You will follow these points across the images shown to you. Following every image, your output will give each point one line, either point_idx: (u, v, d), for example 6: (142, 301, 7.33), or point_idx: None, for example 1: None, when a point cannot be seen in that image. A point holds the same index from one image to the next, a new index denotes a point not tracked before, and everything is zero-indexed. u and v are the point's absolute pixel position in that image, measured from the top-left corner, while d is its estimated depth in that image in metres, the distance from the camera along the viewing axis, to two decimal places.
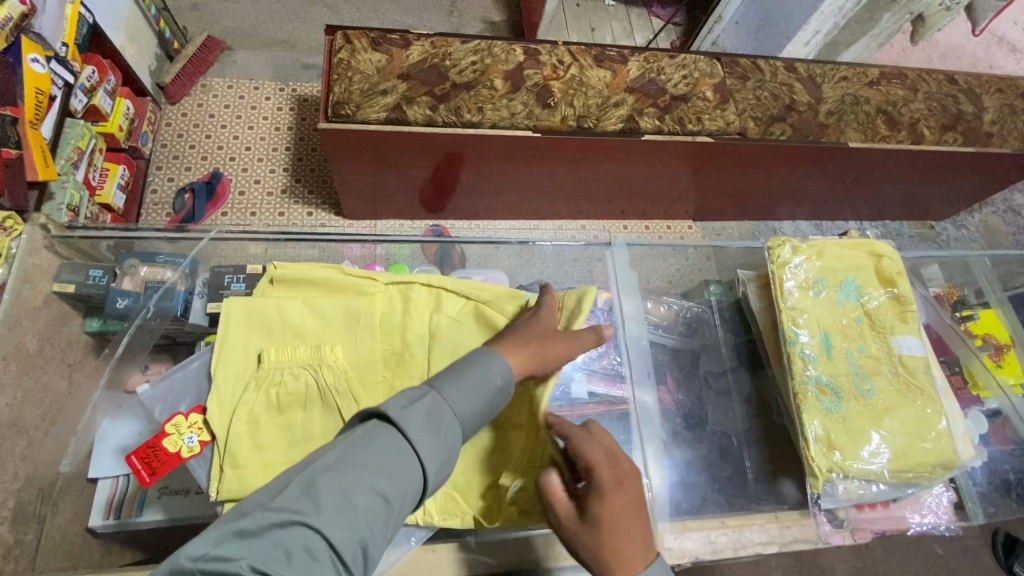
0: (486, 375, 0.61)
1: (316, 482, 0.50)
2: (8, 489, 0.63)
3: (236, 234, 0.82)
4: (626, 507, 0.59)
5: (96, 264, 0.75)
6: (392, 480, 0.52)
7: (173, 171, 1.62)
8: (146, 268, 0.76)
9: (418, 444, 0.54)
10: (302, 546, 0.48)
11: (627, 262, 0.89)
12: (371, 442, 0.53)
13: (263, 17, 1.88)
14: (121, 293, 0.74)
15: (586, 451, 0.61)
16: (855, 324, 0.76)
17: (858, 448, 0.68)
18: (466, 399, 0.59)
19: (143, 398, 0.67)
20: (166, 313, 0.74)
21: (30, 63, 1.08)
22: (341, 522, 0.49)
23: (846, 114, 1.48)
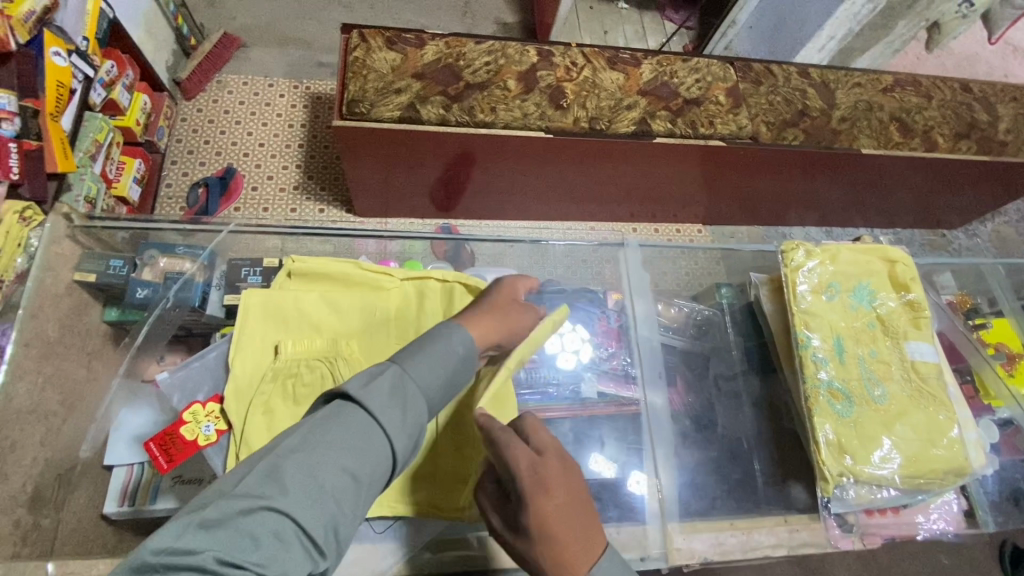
0: (448, 346, 0.61)
1: (281, 466, 0.50)
2: (27, 473, 0.64)
3: (254, 227, 0.84)
4: (559, 515, 0.57)
5: (116, 254, 0.75)
6: (359, 458, 0.52)
7: (187, 165, 1.64)
8: (164, 260, 0.78)
9: (383, 419, 0.54)
10: (269, 530, 0.47)
11: (640, 264, 0.90)
12: (335, 420, 0.53)
13: (279, 15, 1.90)
14: (141, 283, 0.75)
15: (510, 457, 0.59)
16: (867, 328, 0.76)
17: (869, 453, 0.68)
18: (431, 373, 0.59)
19: (160, 385, 0.69)
20: (184, 303, 0.76)
21: (52, 56, 1.10)
22: (308, 502, 0.49)
23: (860, 120, 1.47)
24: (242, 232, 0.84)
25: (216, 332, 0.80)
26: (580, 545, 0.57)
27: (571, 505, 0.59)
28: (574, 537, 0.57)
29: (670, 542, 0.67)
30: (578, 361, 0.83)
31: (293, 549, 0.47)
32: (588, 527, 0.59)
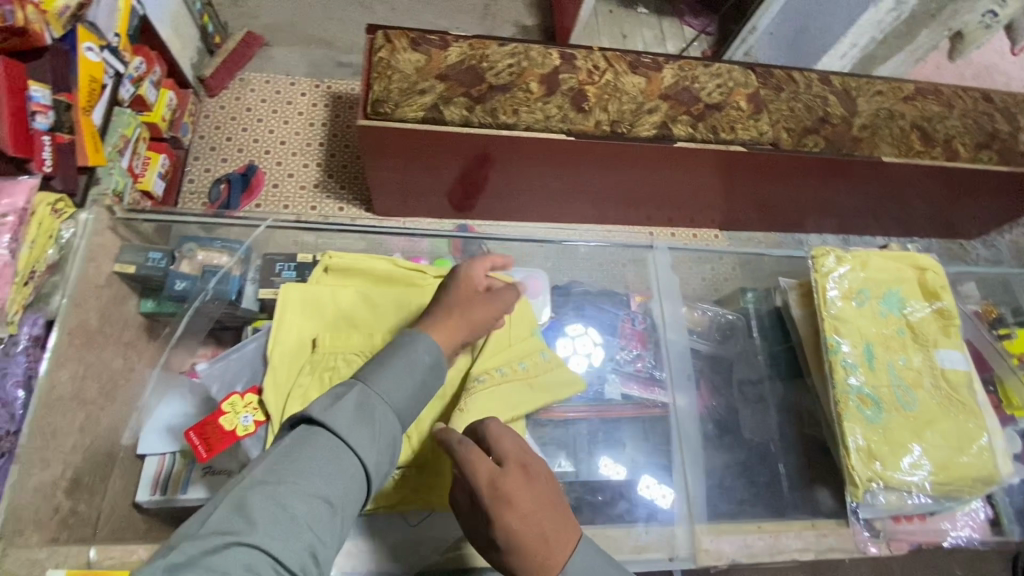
0: (412, 354, 0.62)
1: (250, 500, 0.49)
2: (66, 459, 0.66)
3: (289, 223, 0.85)
4: (524, 523, 0.57)
5: (156, 247, 0.78)
6: (330, 482, 0.53)
7: (210, 162, 1.66)
8: (202, 253, 0.79)
9: (351, 439, 0.55)
10: (241, 564, 0.46)
11: (669, 266, 0.93)
12: (302, 447, 0.53)
13: (302, 15, 1.92)
14: (179, 276, 0.76)
15: (470, 463, 0.60)
16: (897, 335, 0.76)
17: (899, 460, 0.68)
18: (397, 386, 0.61)
19: (200, 375, 0.71)
20: (222, 296, 0.77)
21: (85, 51, 1.11)
22: (280, 533, 0.49)
23: (881, 128, 1.47)
24: (281, 227, 0.85)
25: (247, 326, 0.80)
26: (552, 551, 0.57)
27: (538, 515, 0.59)
28: (545, 545, 0.57)
29: (697, 543, 0.67)
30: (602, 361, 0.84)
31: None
32: (556, 534, 0.59)
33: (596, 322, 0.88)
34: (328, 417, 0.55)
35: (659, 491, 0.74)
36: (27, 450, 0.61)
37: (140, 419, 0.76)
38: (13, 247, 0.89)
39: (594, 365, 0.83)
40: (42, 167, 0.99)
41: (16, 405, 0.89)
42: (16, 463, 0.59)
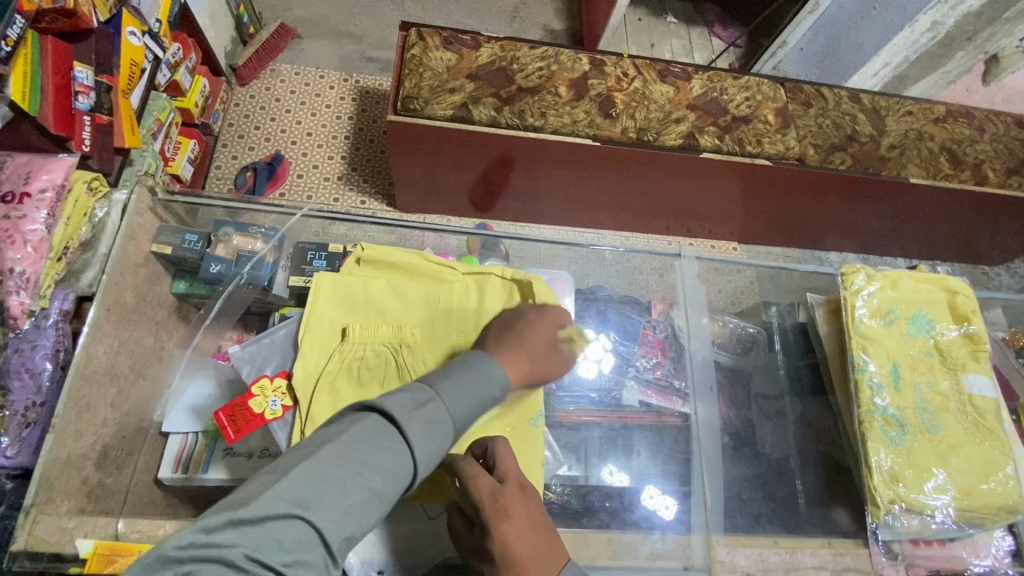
0: (490, 381, 0.57)
1: (319, 472, 0.46)
2: (99, 431, 0.67)
3: (323, 214, 0.87)
4: (521, 535, 0.58)
5: (192, 230, 0.78)
6: (388, 478, 0.48)
7: (237, 150, 1.68)
8: (238, 238, 0.80)
9: (417, 446, 0.49)
10: (295, 541, 0.43)
11: (695, 276, 0.93)
12: (375, 434, 0.48)
13: (335, 9, 1.95)
14: (215, 259, 0.77)
15: (473, 476, 0.60)
16: (924, 357, 0.76)
17: (922, 484, 0.68)
18: (467, 397, 0.55)
19: (232, 357, 0.72)
20: (256, 282, 0.79)
21: (128, 35, 1.13)
22: (334, 520, 0.45)
23: (909, 149, 1.46)
24: (315, 217, 0.88)
25: (275, 312, 0.83)
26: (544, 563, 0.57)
27: (527, 530, 0.58)
28: (538, 557, 0.57)
29: (713, 555, 0.67)
30: (619, 367, 0.85)
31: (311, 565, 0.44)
32: (547, 552, 0.58)
33: (617, 328, 0.88)
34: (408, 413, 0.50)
35: (662, 502, 0.75)
36: (63, 421, 0.62)
37: (172, 397, 0.77)
38: (49, 223, 0.92)
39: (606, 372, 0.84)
40: (81, 145, 1.02)
41: (44, 376, 0.92)
42: (52, 434, 0.61)
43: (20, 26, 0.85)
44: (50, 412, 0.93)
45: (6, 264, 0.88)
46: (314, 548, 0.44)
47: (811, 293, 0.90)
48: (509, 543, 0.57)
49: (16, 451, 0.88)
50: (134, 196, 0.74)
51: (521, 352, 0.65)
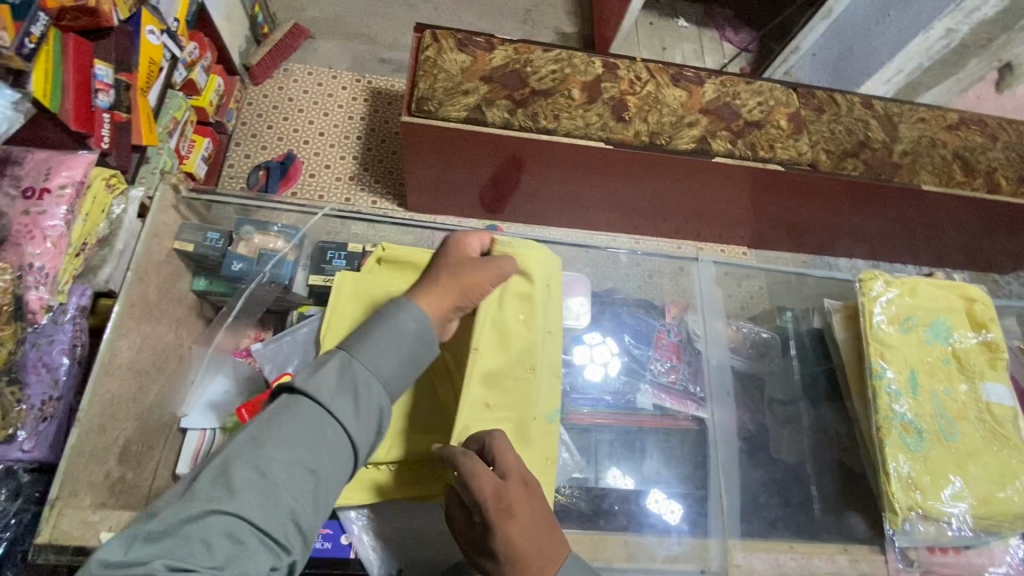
0: (399, 323, 0.61)
1: (237, 468, 0.51)
2: (121, 426, 0.68)
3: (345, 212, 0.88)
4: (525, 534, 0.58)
5: (213, 227, 0.79)
6: (310, 450, 0.53)
7: (250, 148, 1.69)
8: (258, 237, 0.82)
9: (330, 412, 0.55)
10: (222, 533, 0.49)
11: (713, 279, 0.93)
12: (285, 414, 0.54)
13: (347, 9, 1.96)
14: (236, 257, 0.78)
15: (474, 474, 0.59)
16: (942, 364, 0.75)
17: (940, 491, 0.68)
18: (381, 355, 0.59)
19: (255, 354, 0.74)
20: (277, 280, 0.80)
21: (147, 34, 1.14)
22: (257, 505, 0.51)
23: (922, 155, 1.45)
24: (334, 216, 0.90)
25: (293, 311, 0.84)
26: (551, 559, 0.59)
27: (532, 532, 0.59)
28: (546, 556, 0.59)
29: (728, 558, 0.68)
30: (633, 371, 0.85)
31: (253, 548, 0.50)
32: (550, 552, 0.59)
33: (631, 330, 0.89)
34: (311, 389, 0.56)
35: (667, 506, 0.75)
36: (87, 416, 0.63)
37: (191, 396, 0.77)
38: (68, 218, 0.92)
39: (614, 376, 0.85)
40: (100, 143, 1.02)
41: (61, 370, 0.93)
42: (76, 428, 0.62)
43: (43, 23, 0.87)
44: (66, 406, 0.94)
45: (25, 259, 0.88)
46: (250, 535, 0.50)
47: (827, 299, 0.91)
48: (513, 541, 0.57)
49: (33, 445, 0.88)
50: (158, 194, 0.75)
51: (443, 282, 0.67)
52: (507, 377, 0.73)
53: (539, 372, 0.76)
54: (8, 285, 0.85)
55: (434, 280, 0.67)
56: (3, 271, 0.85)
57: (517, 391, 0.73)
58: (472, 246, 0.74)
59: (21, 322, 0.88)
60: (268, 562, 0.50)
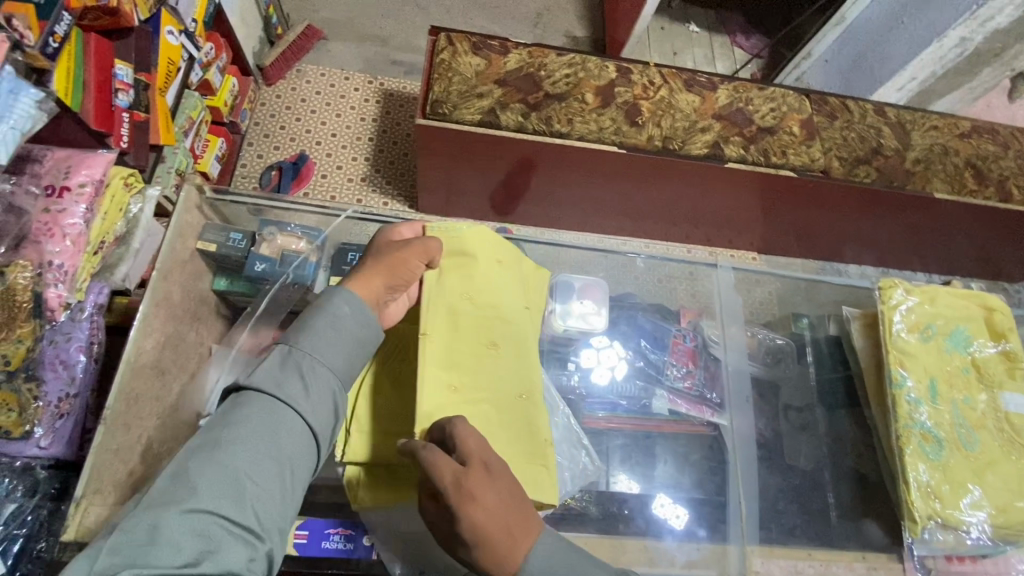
0: (334, 310, 0.65)
1: (198, 467, 0.54)
2: (145, 425, 0.68)
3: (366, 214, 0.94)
4: (489, 513, 0.57)
5: (236, 228, 0.80)
6: (269, 438, 0.57)
7: (263, 148, 1.70)
8: (281, 237, 0.83)
9: (284, 401, 0.59)
10: (191, 528, 0.52)
11: (732, 285, 0.95)
12: (240, 409, 0.58)
13: (360, 11, 1.97)
14: (259, 258, 0.79)
15: (434, 465, 0.58)
16: (961, 373, 0.75)
17: (959, 500, 0.68)
18: (327, 345, 0.64)
19: None
20: (301, 281, 0.81)
21: (167, 34, 1.15)
22: (223, 497, 0.54)
23: (934, 163, 1.45)
24: (354, 219, 0.93)
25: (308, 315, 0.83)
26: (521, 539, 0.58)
27: (499, 513, 0.58)
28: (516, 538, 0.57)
29: (749, 565, 0.70)
30: (649, 377, 0.85)
31: (225, 538, 0.52)
32: (521, 533, 0.58)
33: (647, 335, 0.89)
34: (258, 383, 0.60)
35: (672, 511, 0.75)
36: (113, 413, 0.64)
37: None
38: (88, 217, 0.93)
39: (620, 378, 0.85)
40: (120, 142, 1.02)
41: (79, 368, 0.93)
42: (102, 425, 0.62)
43: (67, 23, 0.84)
44: (83, 404, 0.94)
45: (44, 256, 0.88)
46: (219, 527, 0.53)
47: (846, 307, 0.91)
48: (478, 528, 0.56)
49: (51, 442, 0.90)
50: (182, 194, 0.76)
51: (371, 267, 0.70)
52: (476, 359, 0.72)
53: (507, 349, 0.74)
54: (27, 283, 0.86)
55: (362, 266, 0.71)
56: (24, 267, 0.86)
57: (487, 369, 0.72)
58: (397, 232, 0.77)
59: (41, 320, 0.88)
60: (242, 550, 0.53)
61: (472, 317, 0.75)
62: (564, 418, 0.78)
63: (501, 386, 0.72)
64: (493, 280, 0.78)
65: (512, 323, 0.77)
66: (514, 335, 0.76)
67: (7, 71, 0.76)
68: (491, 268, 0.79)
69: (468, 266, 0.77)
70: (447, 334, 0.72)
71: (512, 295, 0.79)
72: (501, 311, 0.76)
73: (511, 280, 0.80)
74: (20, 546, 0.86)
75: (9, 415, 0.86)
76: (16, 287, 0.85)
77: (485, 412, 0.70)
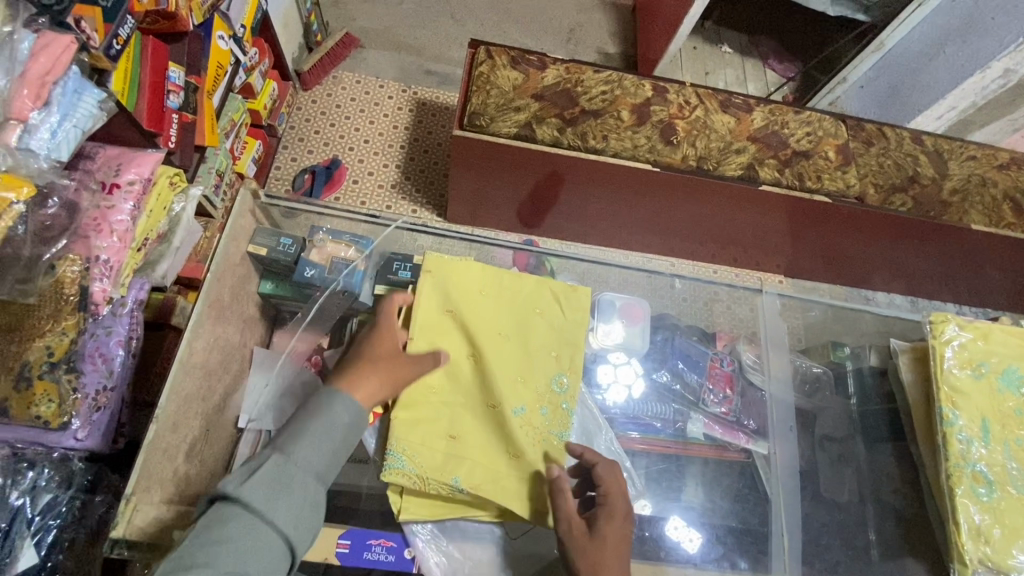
0: (332, 413, 0.61)
1: None
2: (192, 423, 0.70)
3: (417, 226, 0.94)
4: (619, 531, 0.65)
5: (287, 234, 0.84)
6: (250, 558, 0.53)
7: (297, 152, 1.73)
8: (331, 244, 0.86)
9: (270, 517, 0.55)
10: None
11: (776, 312, 0.93)
12: (221, 526, 0.53)
13: (397, 21, 2.00)
14: (309, 264, 0.82)
15: (605, 482, 0.68)
16: (1015, 414, 0.73)
17: (1014, 546, 0.66)
18: (320, 451, 0.59)
19: (329, 359, 0.81)
20: (349, 289, 0.84)
21: (217, 39, 1.18)
22: None
23: (972, 194, 1.43)
24: (405, 230, 0.95)
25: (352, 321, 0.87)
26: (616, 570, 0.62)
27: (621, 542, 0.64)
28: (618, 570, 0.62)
29: None
30: (684, 401, 0.86)
31: None
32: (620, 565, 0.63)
33: (684, 357, 0.90)
34: (243, 495, 0.55)
35: (686, 535, 0.74)
36: (164, 412, 0.65)
37: (255, 402, 0.80)
38: (134, 215, 0.93)
39: (634, 397, 0.85)
40: (167, 142, 1.03)
41: (116, 361, 0.94)
42: (154, 424, 0.64)
43: (130, 26, 0.86)
44: (118, 397, 0.95)
45: (91, 251, 0.88)
46: None
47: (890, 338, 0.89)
48: (605, 536, 0.64)
49: (86, 434, 0.89)
50: (239, 198, 0.80)
51: (372, 371, 0.65)
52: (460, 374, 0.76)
53: (486, 364, 0.76)
54: (75, 276, 0.85)
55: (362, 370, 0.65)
56: (73, 261, 0.85)
57: (463, 383, 0.76)
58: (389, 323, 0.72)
59: (85, 313, 0.87)
60: None
61: (460, 331, 0.78)
62: (608, 441, 0.79)
63: (475, 398, 0.75)
64: (480, 296, 0.81)
65: (494, 341, 0.78)
66: (496, 353, 0.78)
67: (74, 70, 0.78)
68: (473, 290, 0.81)
69: (452, 287, 0.81)
70: (430, 352, 0.76)
71: (503, 312, 0.81)
72: (483, 329, 0.79)
73: (507, 296, 0.82)
74: (53, 537, 0.87)
75: (50, 404, 0.84)
76: (65, 279, 0.84)
77: (460, 420, 0.74)
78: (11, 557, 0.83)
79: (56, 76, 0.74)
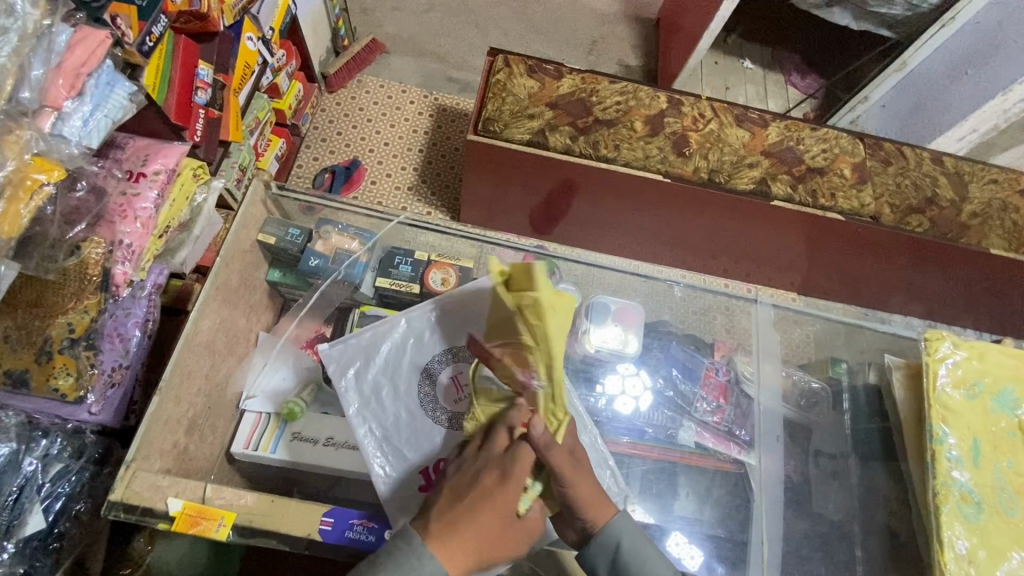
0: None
1: None
2: (193, 400, 0.75)
3: (421, 222, 0.96)
4: None
5: (295, 225, 0.88)
6: None
7: (319, 152, 1.78)
8: (336, 237, 0.90)
9: None
10: None
11: (771, 324, 0.94)
12: None
13: (423, 29, 2.05)
14: (314, 254, 0.87)
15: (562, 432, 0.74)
16: (1007, 435, 0.73)
17: (998, 568, 0.66)
18: None
19: (322, 354, 0.75)
20: (349, 279, 0.88)
21: (246, 41, 1.24)
22: None
23: (992, 218, 1.40)
24: (408, 225, 0.97)
25: (356, 310, 0.91)
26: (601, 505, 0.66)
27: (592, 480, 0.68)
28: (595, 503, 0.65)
29: None
30: (678, 409, 0.86)
31: None
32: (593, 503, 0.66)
33: (678, 364, 0.90)
34: None
35: (688, 552, 0.75)
36: (167, 385, 0.70)
37: (256, 381, 0.83)
38: (158, 202, 0.97)
39: (642, 409, 0.85)
40: (193, 136, 1.08)
41: (133, 342, 0.98)
42: (157, 396, 0.69)
43: (163, 25, 0.91)
44: (132, 375, 0.99)
45: (116, 235, 0.92)
46: None
47: (889, 356, 0.88)
48: None
49: (100, 409, 0.93)
50: (251, 189, 0.84)
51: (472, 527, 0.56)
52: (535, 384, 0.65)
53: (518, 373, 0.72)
54: (99, 259, 0.89)
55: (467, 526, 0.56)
56: (97, 244, 0.89)
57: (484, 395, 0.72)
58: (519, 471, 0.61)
59: (107, 294, 0.91)
60: None
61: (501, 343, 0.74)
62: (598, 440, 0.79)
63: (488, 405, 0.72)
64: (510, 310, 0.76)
65: None
66: None
67: (108, 63, 0.83)
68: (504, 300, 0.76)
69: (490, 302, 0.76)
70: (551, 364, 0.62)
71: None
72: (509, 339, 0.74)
73: None
74: (62, 504, 0.91)
75: (68, 378, 0.88)
76: (89, 261, 0.88)
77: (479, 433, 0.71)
78: (20, 520, 0.87)
79: (90, 69, 0.79)
